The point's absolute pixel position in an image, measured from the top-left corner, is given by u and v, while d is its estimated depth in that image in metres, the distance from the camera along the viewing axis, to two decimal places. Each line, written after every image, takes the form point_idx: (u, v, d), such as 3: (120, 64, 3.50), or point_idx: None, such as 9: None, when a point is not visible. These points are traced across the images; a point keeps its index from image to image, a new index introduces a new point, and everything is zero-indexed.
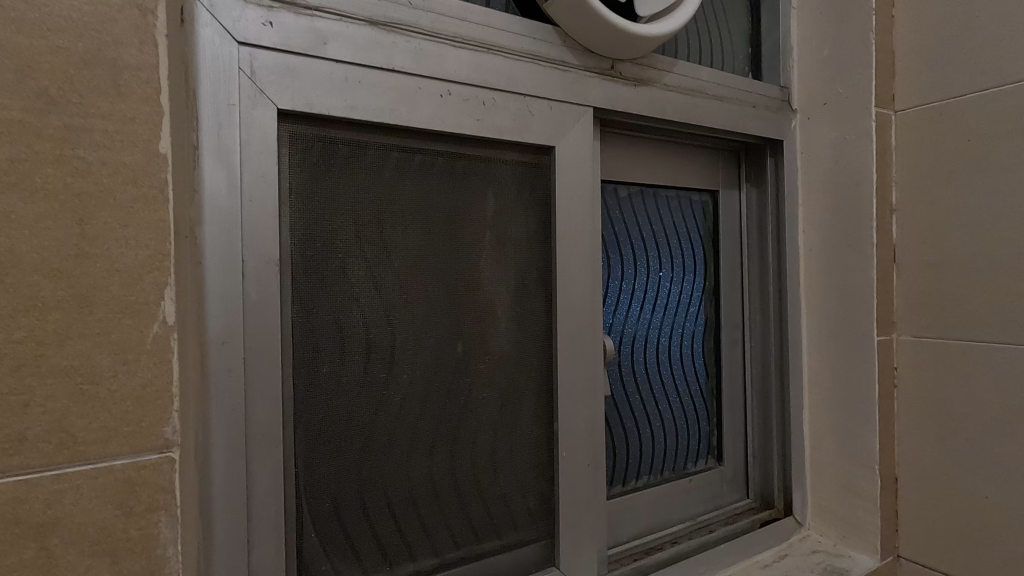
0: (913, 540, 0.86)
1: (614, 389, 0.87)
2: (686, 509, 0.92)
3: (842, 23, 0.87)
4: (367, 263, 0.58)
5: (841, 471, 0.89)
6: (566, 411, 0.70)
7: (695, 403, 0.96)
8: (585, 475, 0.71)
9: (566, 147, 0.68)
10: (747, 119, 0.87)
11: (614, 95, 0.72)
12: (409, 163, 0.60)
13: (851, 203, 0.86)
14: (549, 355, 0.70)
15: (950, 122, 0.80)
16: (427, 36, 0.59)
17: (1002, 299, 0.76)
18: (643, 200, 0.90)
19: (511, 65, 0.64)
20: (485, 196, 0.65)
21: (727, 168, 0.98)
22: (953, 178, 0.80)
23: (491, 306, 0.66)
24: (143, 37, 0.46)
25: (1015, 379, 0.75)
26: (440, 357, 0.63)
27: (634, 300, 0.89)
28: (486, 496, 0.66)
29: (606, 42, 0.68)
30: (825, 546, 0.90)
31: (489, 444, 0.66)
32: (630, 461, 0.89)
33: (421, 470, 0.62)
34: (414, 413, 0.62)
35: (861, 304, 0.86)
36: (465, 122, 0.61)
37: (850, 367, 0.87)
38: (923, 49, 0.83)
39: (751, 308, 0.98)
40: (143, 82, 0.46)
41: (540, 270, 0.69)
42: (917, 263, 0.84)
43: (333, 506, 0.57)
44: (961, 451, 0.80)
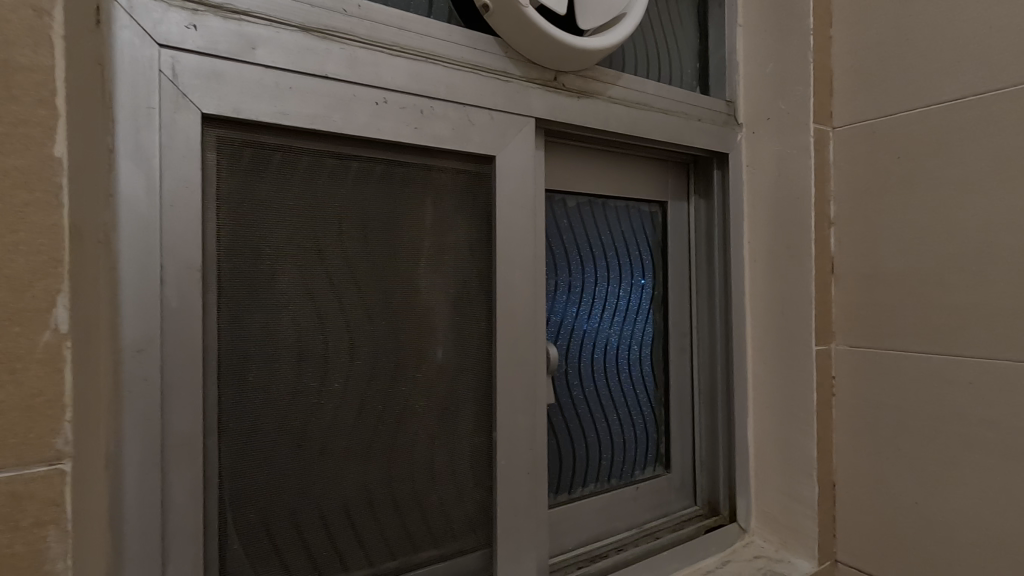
0: (849, 545, 0.88)
1: (561, 398, 0.87)
2: (632, 516, 0.93)
3: (784, 41, 0.89)
4: (300, 270, 0.58)
5: (782, 477, 0.91)
6: (506, 419, 0.70)
7: (644, 411, 0.97)
8: (524, 483, 0.72)
9: (507, 157, 0.69)
10: (693, 133, 0.89)
11: (557, 107, 0.73)
12: (345, 170, 0.60)
13: (792, 216, 0.89)
14: (489, 363, 0.70)
15: (882, 140, 0.83)
16: (363, 44, 0.59)
17: (928, 310, 0.78)
18: (592, 211, 0.91)
19: (450, 74, 0.64)
20: (424, 203, 0.65)
21: (677, 179, 1.00)
22: (885, 193, 0.83)
23: (429, 314, 0.66)
24: (36, 39, 0.46)
25: (941, 387, 0.77)
26: (376, 365, 0.63)
27: (582, 309, 0.89)
28: (424, 505, 0.66)
29: (547, 54, 0.69)
30: (767, 551, 0.92)
31: (427, 453, 0.66)
32: (577, 469, 0.89)
33: (355, 480, 0.61)
34: (348, 422, 0.61)
35: (801, 315, 0.88)
36: (403, 130, 0.61)
37: (791, 375, 0.89)
38: (858, 69, 0.86)
39: (699, 317, 1.00)
40: (37, 82, 0.46)
41: (480, 279, 0.69)
42: (853, 275, 0.87)
43: (260, 517, 0.56)
44: (892, 457, 0.83)
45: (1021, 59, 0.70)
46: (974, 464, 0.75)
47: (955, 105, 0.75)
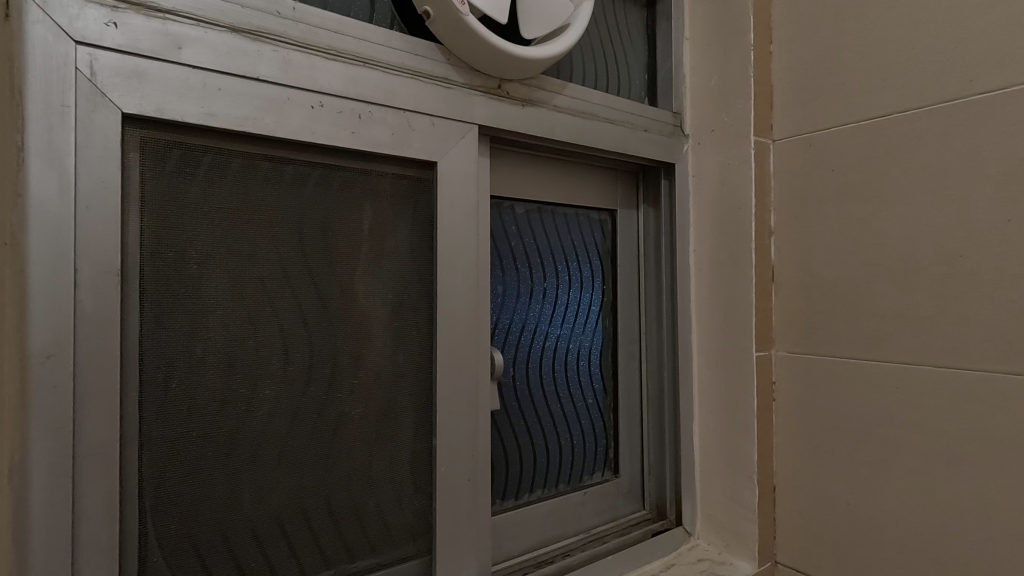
0: (788, 546, 0.90)
1: (508, 404, 0.87)
2: (580, 521, 0.94)
3: (727, 55, 0.92)
4: (230, 275, 0.57)
5: (725, 481, 0.93)
6: (446, 425, 0.70)
7: (593, 417, 0.98)
8: (465, 490, 0.71)
9: (449, 162, 0.69)
10: (639, 143, 0.91)
11: (501, 114, 0.74)
12: (279, 175, 0.59)
13: (734, 225, 0.91)
14: (429, 369, 0.70)
15: (817, 152, 0.86)
16: (297, 47, 0.58)
17: (860, 317, 0.81)
18: (541, 218, 0.91)
19: (390, 80, 0.64)
20: (362, 207, 0.65)
21: (626, 188, 1.01)
22: (820, 204, 0.86)
23: (367, 318, 0.65)
24: None
25: (871, 392, 0.80)
26: (311, 371, 0.62)
27: (531, 315, 0.90)
28: (362, 514, 0.65)
29: (491, 62, 0.70)
30: (711, 554, 0.93)
31: (364, 459, 0.65)
32: (524, 475, 0.89)
33: (289, 488, 0.60)
34: (280, 431, 0.60)
35: (742, 322, 0.90)
36: (339, 134, 0.61)
37: (733, 381, 0.91)
38: (795, 84, 0.89)
39: (648, 324, 1.02)
40: None
41: (421, 285, 0.69)
42: (792, 283, 0.89)
43: (183, 528, 0.54)
44: (828, 460, 0.85)
45: (940, 78, 0.73)
46: (901, 466, 0.78)
47: (882, 121, 0.78)
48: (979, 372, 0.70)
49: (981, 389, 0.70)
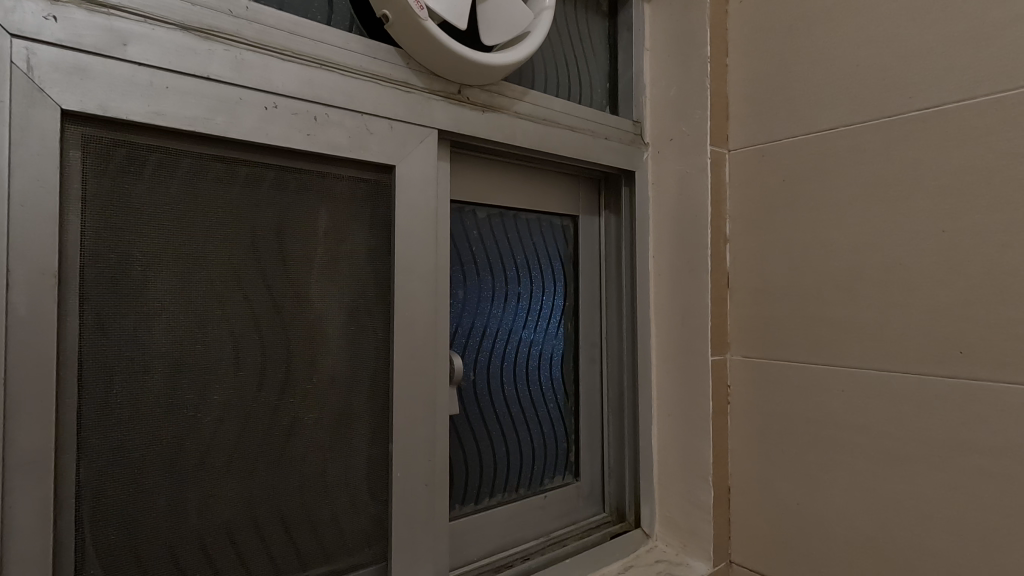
0: (742, 546, 0.93)
1: (469, 409, 0.87)
2: (541, 524, 0.94)
3: (685, 66, 0.94)
4: (177, 277, 0.55)
5: (682, 483, 0.95)
6: (403, 429, 0.69)
7: (554, 420, 0.99)
8: (421, 495, 0.71)
9: (408, 166, 0.69)
10: (599, 150, 0.92)
11: (461, 119, 0.74)
12: (231, 176, 0.58)
13: (692, 232, 0.93)
14: (386, 373, 0.69)
15: (770, 163, 0.89)
16: (251, 47, 0.57)
17: (810, 323, 0.84)
18: (504, 223, 0.92)
19: (347, 82, 0.64)
20: (317, 210, 0.64)
21: (588, 195, 1.03)
22: (772, 213, 0.88)
23: (322, 322, 0.65)
24: None
25: (819, 395, 0.83)
26: (263, 375, 0.61)
27: (492, 319, 0.90)
28: (315, 521, 0.64)
29: (450, 67, 0.70)
30: (668, 555, 0.95)
31: (318, 465, 0.64)
32: (484, 480, 0.89)
33: (238, 496, 0.59)
34: (230, 437, 0.58)
35: (699, 327, 0.92)
36: (294, 136, 0.60)
37: (691, 384, 0.93)
38: (750, 96, 0.92)
39: (609, 328, 1.04)
40: None
41: (378, 289, 0.69)
42: (746, 289, 0.92)
43: (124, 537, 0.53)
44: (779, 462, 0.88)
45: (883, 94, 0.76)
46: (846, 466, 0.80)
47: (829, 134, 0.82)
48: (917, 376, 0.73)
49: (919, 392, 0.73)
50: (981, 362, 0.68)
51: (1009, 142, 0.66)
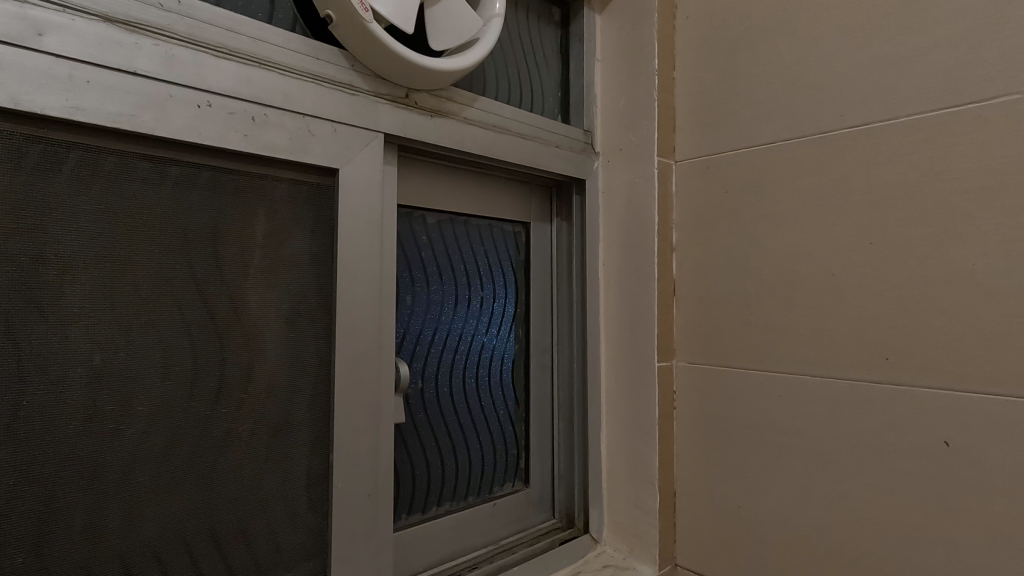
0: (687, 549, 0.94)
1: (416, 416, 0.86)
2: (490, 532, 0.93)
3: (634, 78, 0.96)
4: (99, 282, 0.52)
5: (630, 487, 0.96)
6: (345, 439, 0.68)
7: (504, 427, 0.98)
8: (364, 505, 0.70)
9: (352, 170, 0.68)
10: (550, 158, 0.93)
11: (409, 124, 0.73)
12: (161, 177, 0.56)
13: (640, 241, 0.95)
14: (327, 381, 0.68)
15: (714, 174, 0.91)
16: (183, 42, 0.55)
17: (750, 330, 0.87)
18: (454, 229, 0.91)
19: (288, 82, 0.62)
20: (255, 213, 0.62)
21: (540, 202, 1.03)
22: (716, 223, 0.91)
23: (259, 329, 0.62)
24: None
25: (758, 400, 0.86)
26: (194, 385, 0.58)
27: (442, 325, 0.89)
28: (250, 536, 0.62)
29: (397, 71, 0.69)
30: (616, 560, 0.96)
31: (253, 477, 0.62)
32: (432, 488, 0.87)
33: (165, 512, 0.56)
34: (156, 449, 0.56)
35: (646, 333, 0.94)
36: (229, 136, 0.58)
37: (638, 390, 0.95)
38: (695, 109, 0.94)
39: (560, 334, 1.04)
40: None
41: (320, 294, 0.67)
42: (691, 297, 0.94)
43: (34, 561, 0.49)
44: (721, 465, 0.90)
45: (817, 111, 0.80)
46: (784, 469, 0.83)
47: (768, 148, 0.85)
48: (848, 381, 0.76)
49: (849, 397, 0.76)
50: (905, 368, 0.72)
51: (930, 159, 0.70)
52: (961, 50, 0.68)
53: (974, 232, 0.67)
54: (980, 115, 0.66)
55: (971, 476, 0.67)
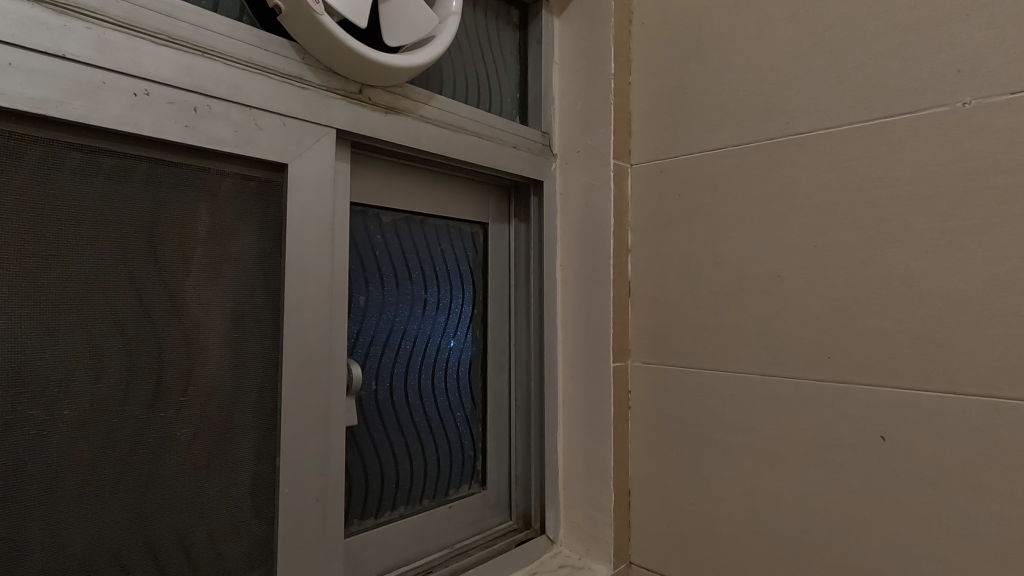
0: (641, 547, 0.96)
1: (370, 419, 0.84)
2: (445, 535, 0.92)
3: (592, 81, 0.97)
4: (22, 278, 0.49)
5: (586, 487, 0.97)
6: (293, 442, 0.66)
7: (460, 429, 0.97)
8: (313, 510, 0.67)
9: (302, 165, 0.66)
10: (508, 159, 0.93)
11: (362, 121, 0.72)
12: (93, 168, 0.53)
13: (596, 242, 0.96)
14: (274, 383, 0.65)
15: (667, 178, 0.93)
16: (118, 27, 0.52)
17: (702, 331, 0.88)
18: (410, 228, 0.90)
19: (234, 73, 0.60)
20: (197, 208, 0.59)
21: (498, 202, 1.03)
22: (670, 226, 0.93)
23: (200, 329, 0.60)
24: None
25: (709, 398, 0.87)
26: (128, 387, 0.55)
27: (397, 325, 0.88)
28: (189, 546, 0.59)
29: (350, 65, 0.68)
30: (572, 560, 0.96)
31: (193, 485, 0.59)
32: (386, 493, 0.86)
33: (95, 522, 0.53)
34: (85, 456, 0.52)
35: (601, 334, 0.95)
36: (169, 127, 0.55)
37: (594, 390, 0.96)
38: (650, 114, 0.96)
39: (517, 335, 1.04)
40: None
41: (267, 293, 0.65)
42: (646, 298, 0.96)
43: None
44: (674, 464, 0.91)
45: (765, 118, 0.82)
46: (733, 466, 0.85)
47: (719, 153, 0.87)
48: (793, 380, 0.79)
49: (794, 395, 0.79)
50: (845, 366, 0.75)
51: (868, 167, 0.73)
52: (895, 63, 0.71)
53: (908, 237, 0.70)
54: (912, 125, 0.70)
55: (904, 469, 0.70)
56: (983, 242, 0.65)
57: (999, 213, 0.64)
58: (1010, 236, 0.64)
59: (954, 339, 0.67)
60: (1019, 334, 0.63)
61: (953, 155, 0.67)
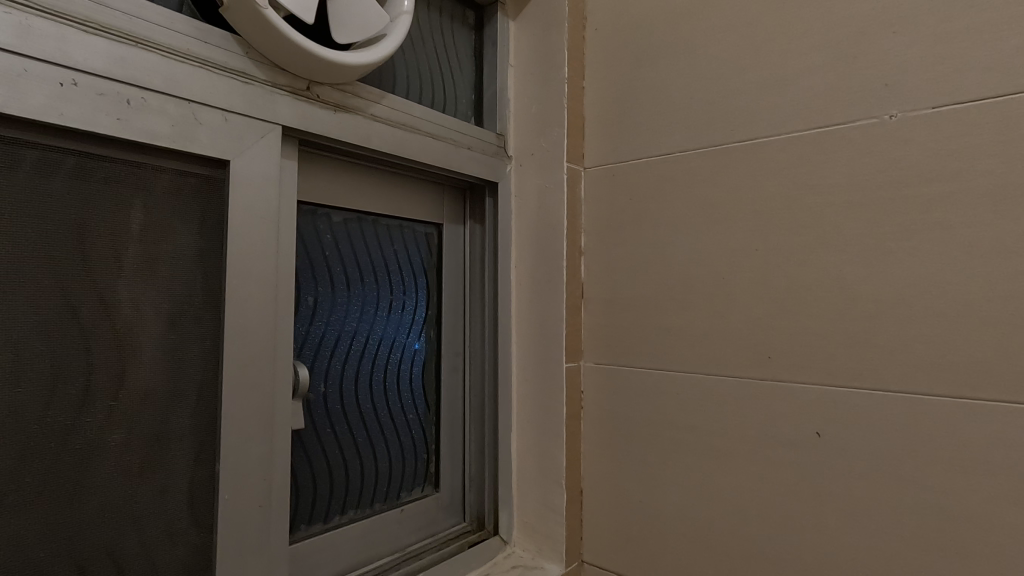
0: (593, 546, 0.97)
1: (319, 422, 0.82)
2: (396, 539, 0.91)
3: (546, 84, 0.98)
4: None
5: (539, 487, 0.98)
6: (234, 447, 0.64)
7: (413, 431, 0.96)
8: (255, 517, 0.66)
9: (245, 162, 0.64)
10: (462, 160, 0.93)
11: (310, 118, 0.71)
12: (15, 161, 0.50)
13: (550, 244, 0.97)
14: (214, 387, 0.63)
15: (619, 182, 0.95)
16: (43, 13, 0.50)
17: (651, 332, 0.90)
18: (362, 228, 0.89)
19: (171, 66, 0.58)
20: (130, 204, 0.57)
21: (453, 203, 1.03)
22: (621, 228, 0.94)
23: (134, 330, 0.57)
24: None
25: (658, 398, 0.89)
26: (53, 392, 0.52)
27: (348, 326, 0.86)
28: (120, 556, 0.56)
29: (296, 61, 0.67)
30: (525, 560, 0.97)
31: (124, 492, 0.57)
32: (335, 497, 0.84)
33: (15, 534, 0.50)
34: (5, 464, 0.49)
35: (555, 335, 0.96)
36: (99, 119, 0.53)
37: (547, 391, 0.96)
38: (602, 118, 0.98)
39: (472, 337, 1.04)
40: None
41: (206, 294, 0.63)
42: (598, 299, 0.97)
43: None
44: (625, 462, 0.93)
45: (711, 126, 0.85)
46: (680, 464, 0.87)
47: (668, 159, 0.89)
48: (736, 379, 0.82)
49: (737, 393, 0.82)
50: (784, 365, 0.78)
51: (805, 174, 0.76)
52: (830, 76, 0.75)
53: (841, 241, 0.73)
54: (846, 135, 0.73)
55: (837, 463, 0.73)
56: (908, 246, 0.69)
57: (922, 219, 0.68)
58: (932, 242, 0.68)
59: (882, 339, 0.70)
60: (939, 334, 0.67)
61: (882, 164, 0.71)
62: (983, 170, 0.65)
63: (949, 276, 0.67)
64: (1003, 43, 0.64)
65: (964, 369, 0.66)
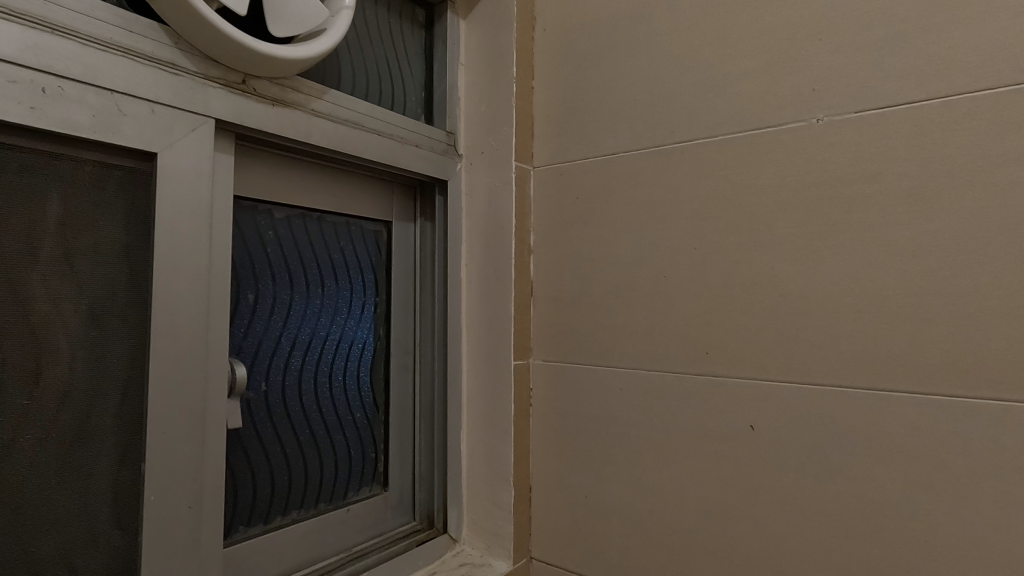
0: (541, 542, 0.98)
1: (259, 421, 0.80)
2: (342, 539, 0.90)
3: (496, 82, 0.99)
4: None
5: (488, 485, 0.98)
6: (160, 447, 0.62)
7: (361, 430, 0.95)
8: (184, 518, 0.64)
9: (174, 155, 0.63)
10: (409, 157, 0.93)
11: (245, 112, 0.69)
12: None
13: (499, 242, 0.97)
14: (139, 385, 0.62)
15: (567, 181, 0.96)
16: None
17: (595, 329, 0.92)
18: (306, 225, 0.87)
19: (91, 54, 0.56)
20: (46, 197, 0.55)
21: (403, 201, 1.02)
22: (568, 227, 0.95)
23: (50, 326, 0.55)
24: None
25: (603, 395, 0.91)
26: None
27: (291, 324, 0.85)
28: (34, 561, 0.54)
29: (230, 54, 0.65)
30: (473, 558, 0.97)
31: (39, 494, 0.55)
32: (276, 497, 0.82)
33: None
34: None
35: (503, 332, 0.96)
36: (10, 107, 0.51)
37: (496, 388, 0.97)
38: (551, 118, 0.99)
39: (421, 335, 1.04)
40: None
41: (131, 289, 0.61)
42: (546, 297, 0.98)
43: None
44: (572, 458, 0.94)
45: (653, 127, 0.87)
46: (623, 459, 0.88)
47: (612, 159, 0.91)
48: (676, 375, 0.83)
49: (676, 389, 0.83)
50: (719, 360, 0.80)
51: (740, 175, 0.79)
52: (762, 80, 0.77)
53: (773, 241, 0.76)
54: (777, 138, 0.76)
55: (769, 455, 0.76)
56: (832, 246, 0.72)
57: (846, 220, 0.71)
58: (855, 242, 0.70)
59: (810, 335, 0.73)
60: (861, 329, 0.70)
61: (809, 166, 0.73)
62: (900, 173, 0.68)
63: (869, 274, 0.70)
64: (917, 52, 0.67)
65: (883, 363, 0.69)
